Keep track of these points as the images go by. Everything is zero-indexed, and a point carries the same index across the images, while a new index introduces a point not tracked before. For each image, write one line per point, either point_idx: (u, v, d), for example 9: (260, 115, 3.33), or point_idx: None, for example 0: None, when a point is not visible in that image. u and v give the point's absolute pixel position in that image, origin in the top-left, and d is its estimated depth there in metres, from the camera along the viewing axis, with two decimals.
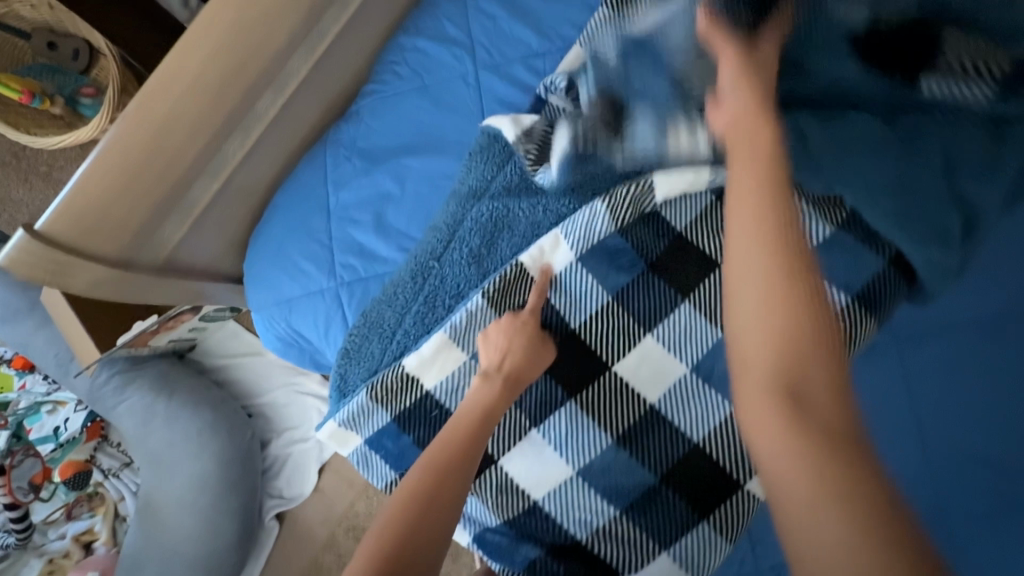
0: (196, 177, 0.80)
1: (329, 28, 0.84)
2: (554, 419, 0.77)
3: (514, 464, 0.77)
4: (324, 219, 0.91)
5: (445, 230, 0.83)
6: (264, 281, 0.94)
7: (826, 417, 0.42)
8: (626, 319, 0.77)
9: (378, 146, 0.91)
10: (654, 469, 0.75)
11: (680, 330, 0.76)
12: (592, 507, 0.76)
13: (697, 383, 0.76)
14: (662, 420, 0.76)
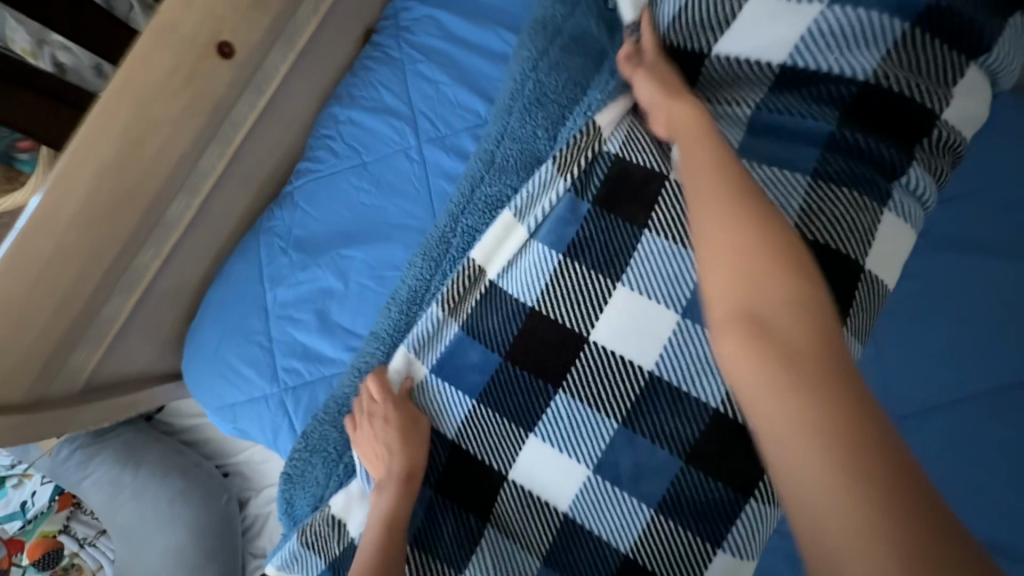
0: (106, 297, 0.71)
1: (245, 116, 0.76)
2: (475, 561, 0.62)
3: None
4: (261, 319, 0.82)
5: (389, 338, 0.74)
6: (204, 385, 0.86)
7: (849, 409, 0.30)
8: (499, 421, 0.63)
9: (316, 234, 0.83)
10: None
11: (566, 426, 0.61)
12: None
13: (601, 482, 0.59)
14: (580, 533, 0.60)
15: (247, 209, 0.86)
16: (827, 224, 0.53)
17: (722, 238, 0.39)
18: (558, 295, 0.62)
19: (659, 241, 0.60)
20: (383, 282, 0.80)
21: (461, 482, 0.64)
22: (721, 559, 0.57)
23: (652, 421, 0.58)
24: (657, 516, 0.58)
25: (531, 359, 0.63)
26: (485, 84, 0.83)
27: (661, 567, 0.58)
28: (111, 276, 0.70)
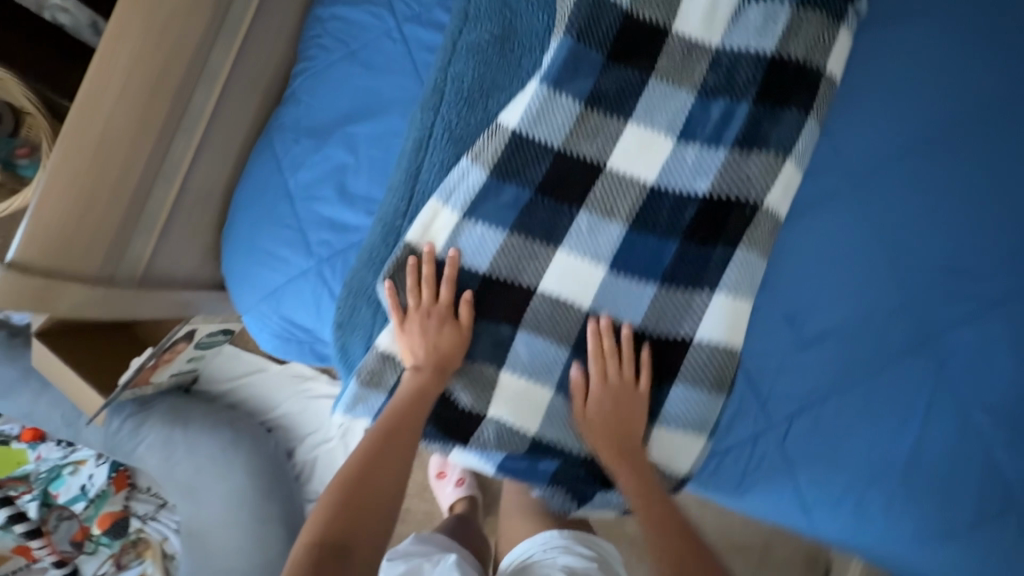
0: (151, 188, 0.81)
1: (243, 13, 0.85)
2: (517, 357, 0.83)
3: (497, 407, 0.84)
4: (289, 205, 0.92)
5: (405, 185, 0.83)
6: (248, 277, 0.96)
7: (671, 545, 0.72)
8: (532, 244, 0.80)
9: (322, 121, 0.92)
10: (613, 365, 0.81)
11: (586, 237, 0.80)
12: (581, 418, 0.83)
13: (618, 275, 0.79)
14: (603, 319, 0.80)
15: (257, 114, 0.95)
16: (801, 41, 0.79)
17: (633, 485, 0.78)
18: (581, 136, 0.79)
19: (656, 83, 0.79)
20: (389, 149, 0.90)
21: (503, 300, 0.81)
22: (718, 301, 0.79)
23: (652, 217, 0.79)
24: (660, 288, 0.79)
25: (561, 190, 0.80)
26: None
27: (667, 326, 0.80)
28: (153, 164, 0.80)
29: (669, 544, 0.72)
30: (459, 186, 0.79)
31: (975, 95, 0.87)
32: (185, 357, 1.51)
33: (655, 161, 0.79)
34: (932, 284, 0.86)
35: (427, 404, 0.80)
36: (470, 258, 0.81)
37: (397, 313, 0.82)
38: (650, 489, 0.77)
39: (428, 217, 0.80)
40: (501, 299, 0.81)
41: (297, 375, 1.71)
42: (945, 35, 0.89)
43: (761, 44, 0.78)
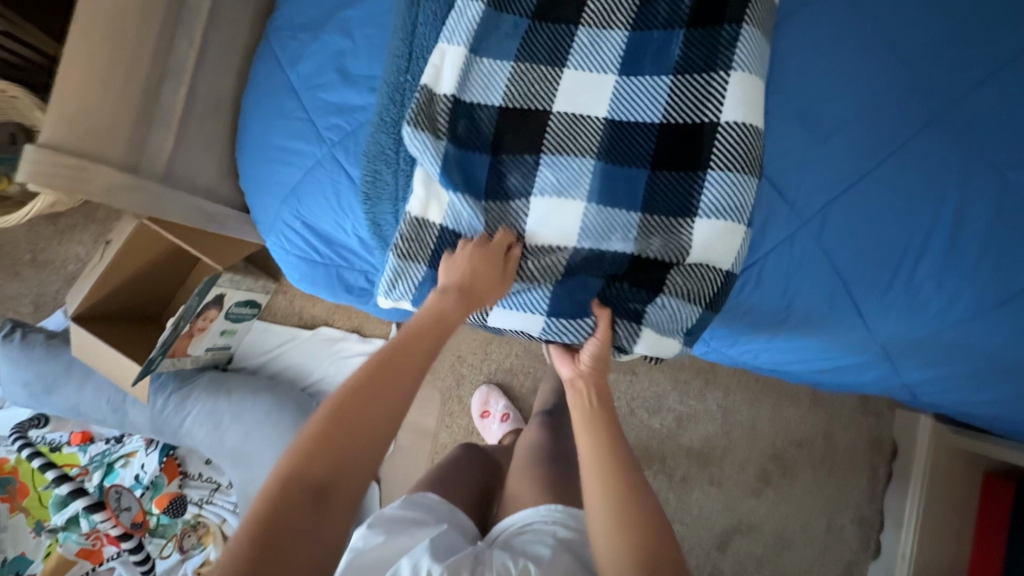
0: (161, 81, 0.84)
1: None
2: (541, 177, 0.80)
3: (532, 231, 0.82)
4: (295, 99, 0.95)
5: (404, 46, 0.86)
6: (267, 183, 0.99)
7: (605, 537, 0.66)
8: (540, 68, 0.81)
9: (314, 15, 0.95)
10: (641, 164, 0.79)
11: (592, 50, 0.80)
12: (617, 222, 0.80)
13: (628, 80, 0.80)
14: (623, 122, 0.79)
15: (253, 27, 0.99)
16: None
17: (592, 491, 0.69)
18: None
19: None
20: (382, 26, 0.92)
21: (518, 129, 0.81)
22: (735, 77, 0.77)
23: (648, 24, 0.80)
24: (673, 80, 0.78)
25: (553, 14, 0.82)
26: None
27: (685, 117, 0.78)
28: (160, 57, 0.83)
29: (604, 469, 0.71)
30: (460, 25, 0.82)
31: None
32: (219, 326, 1.54)
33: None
34: (937, 56, 0.85)
35: (445, 330, 0.73)
36: (482, 94, 0.82)
37: (425, 161, 0.81)
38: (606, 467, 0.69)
39: (438, 60, 0.82)
40: (518, 128, 0.81)
41: (329, 339, 1.72)
42: None
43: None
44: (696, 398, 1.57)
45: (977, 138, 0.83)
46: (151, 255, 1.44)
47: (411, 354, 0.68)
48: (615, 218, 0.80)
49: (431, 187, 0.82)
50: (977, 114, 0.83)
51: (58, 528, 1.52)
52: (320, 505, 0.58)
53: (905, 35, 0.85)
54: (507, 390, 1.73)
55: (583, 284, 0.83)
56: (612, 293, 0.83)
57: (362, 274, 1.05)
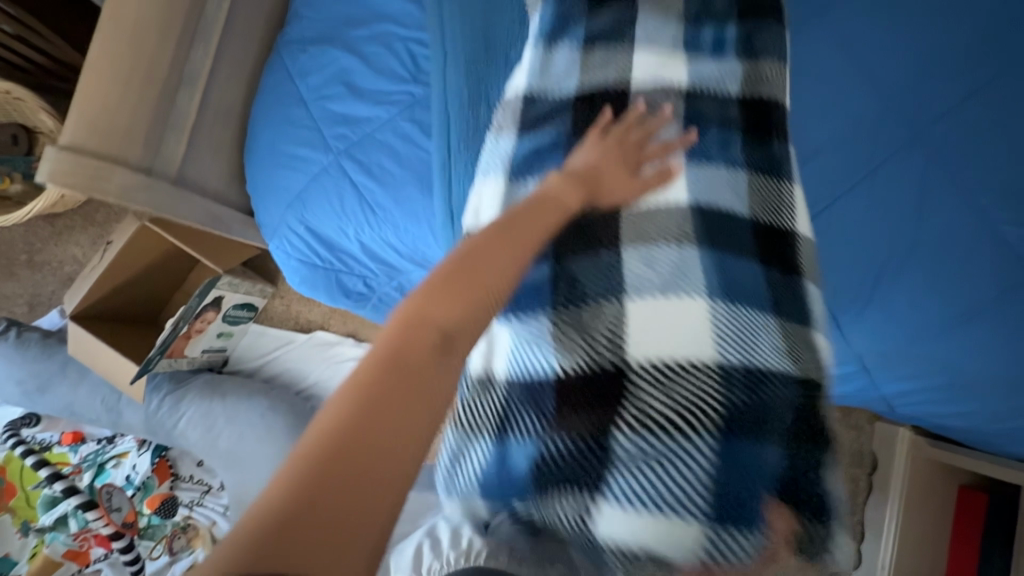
0: (178, 85, 0.87)
1: None
2: (635, 269, 0.59)
3: (644, 339, 0.55)
4: (303, 108, 0.98)
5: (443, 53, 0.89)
6: (273, 189, 1.02)
7: None
8: (605, 49, 0.73)
9: (324, 30, 1.00)
10: (750, 257, 0.62)
11: (656, 32, 0.74)
12: (756, 327, 0.57)
13: (696, 57, 0.73)
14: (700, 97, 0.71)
15: (265, 40, 1.03)
16: None
17: None
18: None
19: None
20: (404, 49, 0.96)
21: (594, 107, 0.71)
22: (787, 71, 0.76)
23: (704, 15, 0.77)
24: (747, 159, 0.68)
25: (609, 47, 0.73)
26: None
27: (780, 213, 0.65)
28: (178, 61, 0.87)
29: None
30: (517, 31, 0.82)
31: None
32: (216, 329, 1.56)
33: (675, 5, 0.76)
34: (913, 84, 0.90)
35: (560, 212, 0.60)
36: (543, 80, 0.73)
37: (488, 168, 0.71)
38: None
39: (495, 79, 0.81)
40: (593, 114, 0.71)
41: (324, 344, 1.74)
42: None
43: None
44: None
45: (951, 161, 0.88)
46: (151, 256, 1.46)
47: (537, 225, 0.57)
48: (748, 322, 0.57)
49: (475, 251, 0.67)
50: (950, 138, 0.88)
51: (45, 529, 1.51)
52: (449, 357, 0.47)
53: (883, 65, 0.91)
54: None
55: (742, 448, 0.50)
56: (795, 464, 0.52)
57: (361, 280, 1.09)
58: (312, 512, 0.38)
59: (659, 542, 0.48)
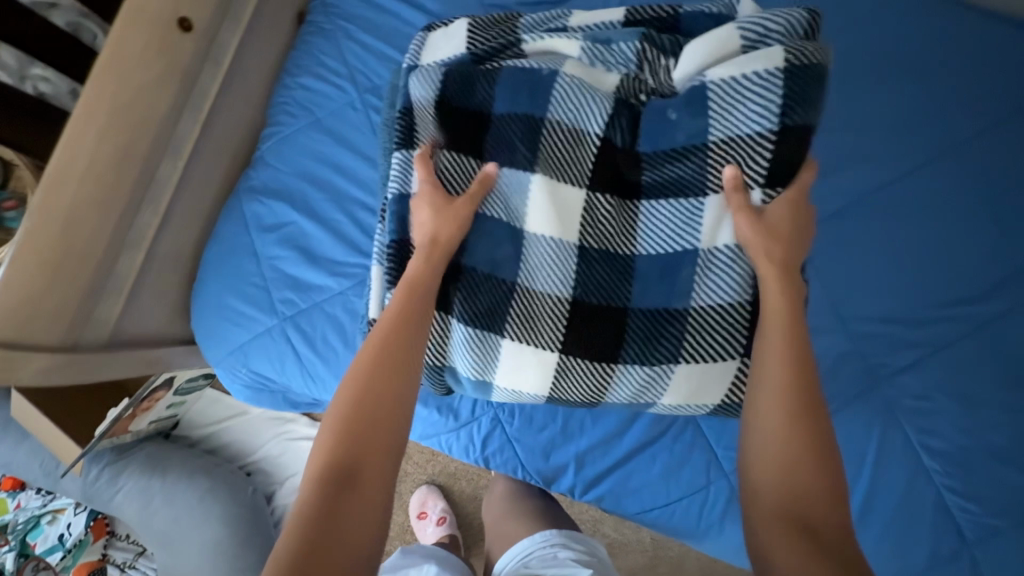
0: (118, 251, 0.84)
1: (210, 85, 0.88)
2: (534, 262, 0.78)
3: (526, 269, 0.78)
4: (254, 262, 0.96)
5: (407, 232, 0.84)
6: (212, 335, 0.98)
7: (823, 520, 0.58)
8: (588, 272, 0.78)
9: (286, 183, 0.97)
10: (627, 277, 0.79)
11: (656, 240, 0.79)
12: (570, 255, 0.78)
13: (699, 279, 0.77)
14: (681, 319, 0.77)
15: (225, 178, 0.99)
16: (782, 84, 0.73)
17: (770, 483, 0.60)
18: (560, 165, 0.79)
19: (601, 103, 0.79)
20: (366, 219, 0.95)
21: (587, 320, 0.78)
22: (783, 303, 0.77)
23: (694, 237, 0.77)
24: (688, 356, 0.78)
25: (601, 288, 0.79)
26: (398, 36, 0.97)
27: (662, 246, 0.79)
28: (119, 230, 0.83)
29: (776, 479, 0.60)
30: (490, 224, 0.79)
31: (899, 162, 0.96)
32: (168, 400, 1.51)
33: (670, 228, 0.78)
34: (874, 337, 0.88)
35: (529, 327, 0.78)
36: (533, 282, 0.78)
37: (487, 366, 0.80)
38: (795, 471, 0.60)
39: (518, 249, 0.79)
40: (590, 321, 0.78)
41: (278, 417, 1.71)
42: (881, 92, 0.98)
43: (749, 71, 0.74)
44: (631, 527, 1.50)
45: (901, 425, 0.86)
46: None
47: (398, 352, 0.67)
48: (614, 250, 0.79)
49: (488, 386, 0.82)
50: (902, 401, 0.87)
51: None
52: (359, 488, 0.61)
53: None
54: (447, 492, 1.73)
55: (593, 265, 0.79)
56: (606, 308, 0.78)
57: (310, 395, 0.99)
58: (343, 496, 0.60)
59: (543, 294, 0.78)
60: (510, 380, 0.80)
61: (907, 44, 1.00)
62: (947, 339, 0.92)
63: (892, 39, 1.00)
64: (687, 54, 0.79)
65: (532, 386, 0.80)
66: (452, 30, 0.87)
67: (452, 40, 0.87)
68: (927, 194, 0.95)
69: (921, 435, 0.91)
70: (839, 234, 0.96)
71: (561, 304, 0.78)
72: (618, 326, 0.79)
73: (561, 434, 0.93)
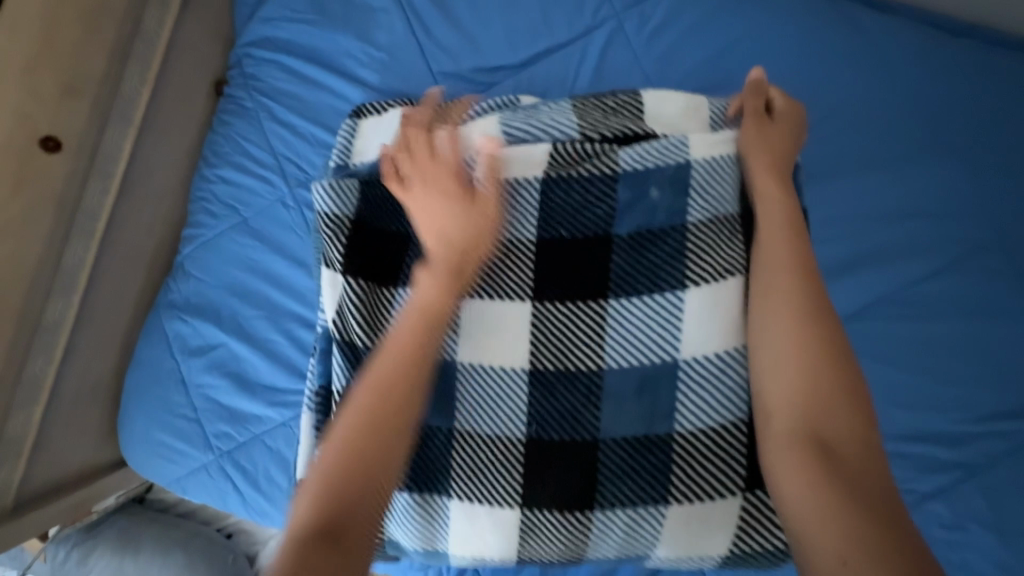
0: (7, 412, 0.73)
1: (101, 200, 0.76)
2: (470, 396, 0.62)
3: (463, 406, 0.62)
4: (182, 391, 0.83)
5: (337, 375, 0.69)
6: (146, 473, 0.85)
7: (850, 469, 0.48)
8: (543, 404, 0.62)
9: (211, 298, 0.83)
10: (596, 401, 0.61)
11: (629, 345, 0.61)
12: (515, 384, 0.62)
13: (686, 396, 0.60)
14: (667, 454, 0.60)
15: (145, 291, 0.86)
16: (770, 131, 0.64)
17: (789, 405, 0.52)
18: (489, 266, 0.63)
19: (529, 186, 0.64)
20: (305, 336, 0.81)
21: (548, 462, 0.61)
22: None
23: (668, 345, 0.60)
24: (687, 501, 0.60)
25: (562, 420, 0.61)
26: (331, 118, 0.81)
27: (637, 357, 0.61)
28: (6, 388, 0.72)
29: (792, 401, 0.52)
30: None
31: (939, 249, 0.80)
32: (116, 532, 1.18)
33: (638, 336, 0.61)
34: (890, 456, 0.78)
35: (484, 475, 0.62)
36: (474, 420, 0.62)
37: (430, 531, 0.63)
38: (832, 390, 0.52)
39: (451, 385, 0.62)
40: (555, 464, 0.61)
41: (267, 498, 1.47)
42: (917, 159, 0.81)
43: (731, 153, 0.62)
44: None
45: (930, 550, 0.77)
46: None
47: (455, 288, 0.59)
48: (576, 360, 0.61)
49: (437, 552, 0.65)
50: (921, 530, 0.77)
51: None
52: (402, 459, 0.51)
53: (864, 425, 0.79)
54: None
55: (549, 392, 0.61)
56: (576, 442, 0.61)
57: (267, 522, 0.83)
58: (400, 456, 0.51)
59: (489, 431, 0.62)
60: (461, 543, 0.63)
61: (946, 102, 0.82)
62: (982, 462, 0.77)
63: (929, 95, 0.82)
64: (653, 98, 0.67)
65: (493, 551, 0.63)
66: (384, 120, 0.72)
67: (382, 136, 0.71)
68: (967, 288, 0.79)
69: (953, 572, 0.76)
70: (865, 337, 0.80)
71: (514, 446, 0.62)
72: (589, 466, 0.61)
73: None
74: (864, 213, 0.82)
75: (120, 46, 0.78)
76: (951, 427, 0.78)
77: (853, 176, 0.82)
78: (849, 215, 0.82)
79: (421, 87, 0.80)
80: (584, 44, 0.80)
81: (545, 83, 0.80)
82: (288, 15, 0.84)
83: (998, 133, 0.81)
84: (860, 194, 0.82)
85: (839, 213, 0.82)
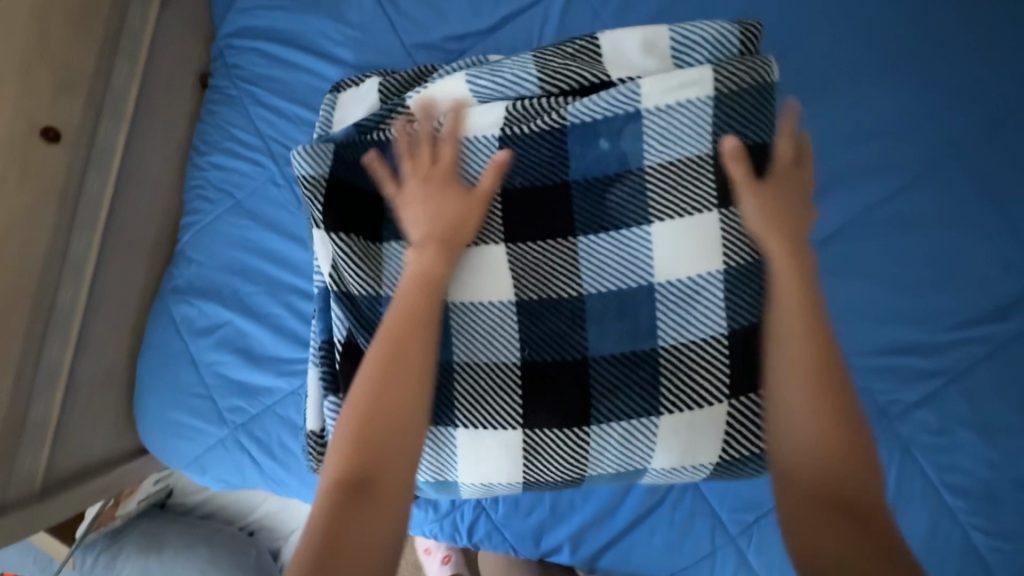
0: (29, 397, 0.77)
1: (101, 190, 0.81)
2: (465, 333, 0.66)
3: (461, 343, 0.66)
4: (193, 371, 0.87)
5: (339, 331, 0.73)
6: (166, 454, 0.89)
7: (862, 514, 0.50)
8: (531, 335, 0.65)
9: (213, 279, 0.87)
10: (580, 324, 0.65)
11: (606, 271, 0.64)
12: (505, 316, 0.65)
13: (665, 314, 0.64)
14: (650, 371, 0.64)
15: (149, 280, 0.90)
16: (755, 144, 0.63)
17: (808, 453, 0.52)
18: None
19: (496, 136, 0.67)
20: (304, 305, 0.85)
21: (542, 385, 0.65)
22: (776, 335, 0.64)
23: (644, 268, 0.64)
24: (675, 412, 0.64)
25: (550, 347, 0.65)
26: (311, 96, 0.85)
27: (612, 283, 0.64)
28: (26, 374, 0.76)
29: (816, 448, 0.52)
30: None
31: (899, 167, 0.84)
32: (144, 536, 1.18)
33: (613, 264, 0.64)
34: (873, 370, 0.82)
35: (484, 404, 0.65)
36: (470, 352, 0.66)
37: (441, 463, 0.67)
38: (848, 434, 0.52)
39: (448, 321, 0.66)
40: (548, 389, 0.65)
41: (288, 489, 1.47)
42: (871, 85, 0.85)
43: (684, 98, 0.63)
44: None
45: (918, 453, 0.81)
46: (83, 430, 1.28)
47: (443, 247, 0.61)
48: (555, 292, 0.65)
49: (449, 484, 0.69)
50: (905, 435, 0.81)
51: None
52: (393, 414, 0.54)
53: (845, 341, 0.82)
54: None
55: (534, 321, 0.65)
56: (564, 368, 0.65)
57: (285, 488, 0.86)
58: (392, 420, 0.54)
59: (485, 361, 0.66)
60: (471, 472, 0.67)
61: (892, 29, 0.86)
62: (962, 365, 0.81)
63: (876, 23, 0.86)
64: (610, 44, 0.71)
65: (501, 475, 0.66)
66: (362, 90, 0.76)
67: (360, 102, 0.75)
68: (929, 202, 0.83)
69: (943, 472, 0.80)
70: (837, 258, 0.84)
71: (510, 373, 0.65)
72: (581, 389, 0.65)
73: (551, 515, 0.87)
74: (825, 142, 0.86)
75: (108, 43, 0.82)
76: (928, 334, 0.82)
77: (811, 108, 0.86)
78: (813, 145, 0.86)
79: (394, 59, 0.84)
80: (546, 3, 0.84)
81: (511, 44, 0.84)
82: (263, 3, 0.88)
83: (944, 52, 0.85)
84: (821, 124, 0.86)
85: (804, 145, 0.86)
